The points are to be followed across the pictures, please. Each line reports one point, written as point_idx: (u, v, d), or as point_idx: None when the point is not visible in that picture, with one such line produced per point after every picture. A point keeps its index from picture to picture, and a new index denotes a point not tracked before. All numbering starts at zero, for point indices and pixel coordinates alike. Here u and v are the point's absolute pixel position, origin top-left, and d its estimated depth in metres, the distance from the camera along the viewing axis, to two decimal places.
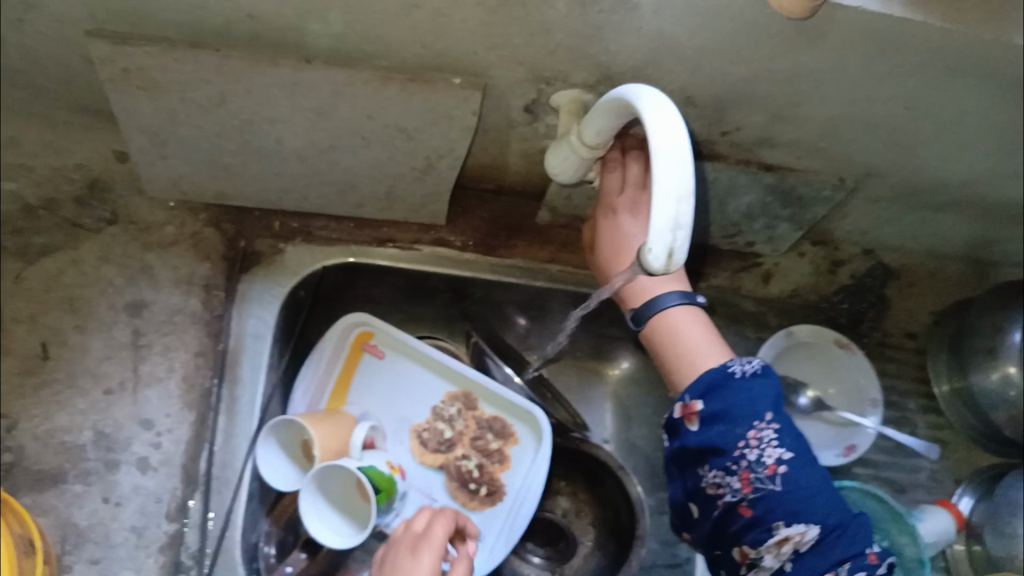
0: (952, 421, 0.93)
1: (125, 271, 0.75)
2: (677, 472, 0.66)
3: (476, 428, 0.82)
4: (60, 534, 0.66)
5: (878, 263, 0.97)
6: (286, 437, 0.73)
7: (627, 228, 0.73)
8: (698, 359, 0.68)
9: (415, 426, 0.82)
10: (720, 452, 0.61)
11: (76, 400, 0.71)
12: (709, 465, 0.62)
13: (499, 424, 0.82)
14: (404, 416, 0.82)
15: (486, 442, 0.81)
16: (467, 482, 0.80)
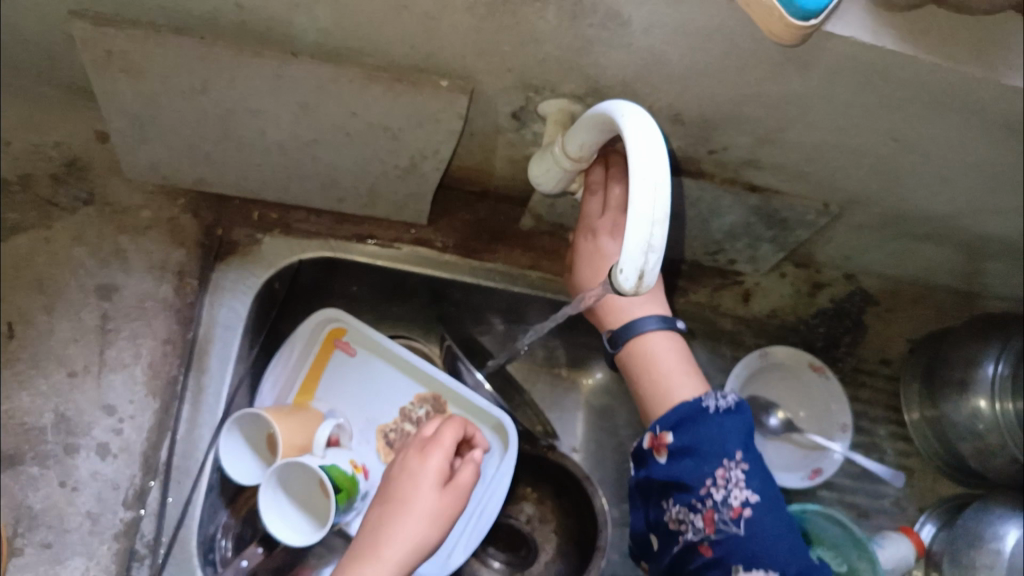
0: (919, 449, 0.94)
1: (98, 254, 0.74)
2: (642, 501, 0.67)
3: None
4: (14, 517, 0.67)
5: (857, 289, 0.97)
6: (251, 431, 0.73)
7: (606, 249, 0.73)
8: (671, 388, 0.69)
9: (382, 426, 0.81)
10: (686, 487, 0.62)
11: (40, 381, 0.71)
12: (674, 499, 0.63)
13: None
14: (372, 415, 0.81)
15: None
16: None
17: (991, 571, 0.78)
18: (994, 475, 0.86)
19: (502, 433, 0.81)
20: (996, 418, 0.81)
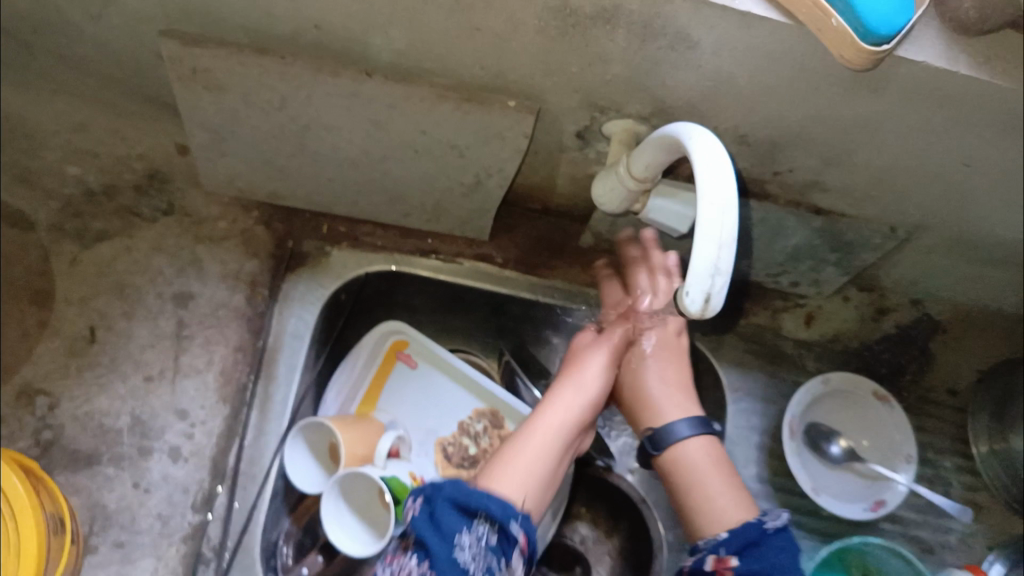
0: (988, 482, 0.90)
1: (175, 262, 0.77)
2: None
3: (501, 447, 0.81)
4: (89, 515, 0.68)
5: (925, 314, 0.95)
6: (314, 440, 0.74)
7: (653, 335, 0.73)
8: (717, 506, 0.65)
9: (441, 439, 0.82)
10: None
11: (118, 384, 0.73)
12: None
13: None
14: (433, 428, 0.82)
15: None
16: None
17: None
18: None
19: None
20: None
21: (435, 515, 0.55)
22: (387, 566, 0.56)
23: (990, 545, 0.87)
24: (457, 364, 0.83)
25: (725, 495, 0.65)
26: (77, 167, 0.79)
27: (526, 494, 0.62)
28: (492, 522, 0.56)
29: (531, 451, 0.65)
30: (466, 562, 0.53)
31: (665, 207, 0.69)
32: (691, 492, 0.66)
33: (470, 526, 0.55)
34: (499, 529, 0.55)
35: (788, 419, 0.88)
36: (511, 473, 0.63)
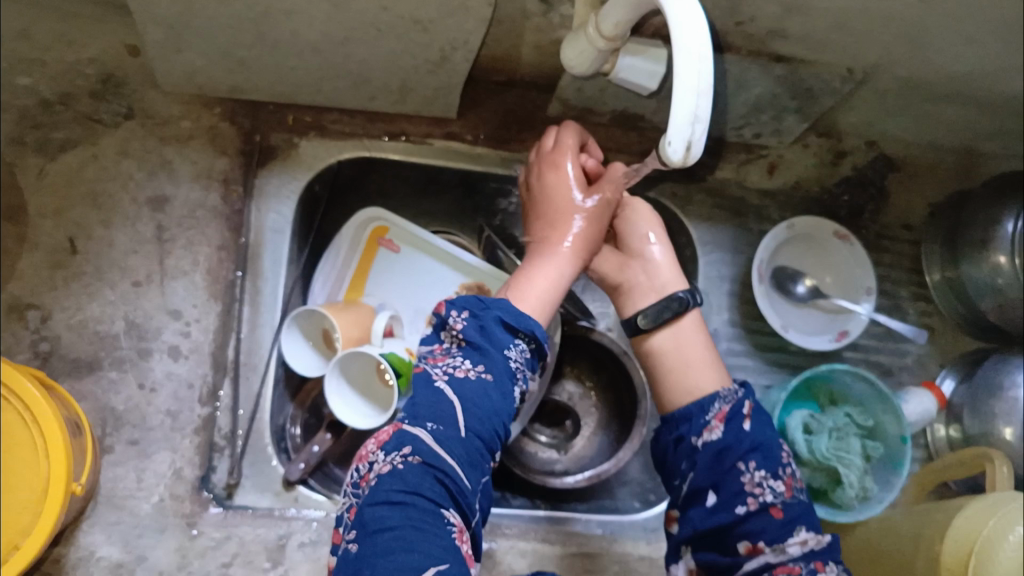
0: (941, 308, 0.97)
1: (145, 166, 0.77)
2: (714, 462, 0.64)
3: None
4: (100, 418, 0.71)
5: (878, 156, 0.98)
6: (314, 334, 0.78)
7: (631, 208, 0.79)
8: (713, 369, 0.71)
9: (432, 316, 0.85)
10: (771, 459, 0.64)
11: (106, 292, 0.74)
12: (754, 464, 0.63)
13: None
14: (423, 307, 0.85)
15: None
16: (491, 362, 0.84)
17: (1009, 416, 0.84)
18: (1015, 327, 0.89)
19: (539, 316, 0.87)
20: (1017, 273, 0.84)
21: (485, 326, 0.61)
22: (432, 361, 0.61)
23: (943, 362, 0.96)
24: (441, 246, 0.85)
25: (715, 367, 0.71)
26: (25, 76, 0.75)
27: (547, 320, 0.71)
28: (531, 341, 0.63)
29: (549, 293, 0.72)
30: (513, 366, 0.61)
31: (634, 65, 0.70)
32: (686, 360, 0.71)
33: (513, 340, 0.62)
34: (535, 346, 0.63)
35: (756, 265, 0.91)
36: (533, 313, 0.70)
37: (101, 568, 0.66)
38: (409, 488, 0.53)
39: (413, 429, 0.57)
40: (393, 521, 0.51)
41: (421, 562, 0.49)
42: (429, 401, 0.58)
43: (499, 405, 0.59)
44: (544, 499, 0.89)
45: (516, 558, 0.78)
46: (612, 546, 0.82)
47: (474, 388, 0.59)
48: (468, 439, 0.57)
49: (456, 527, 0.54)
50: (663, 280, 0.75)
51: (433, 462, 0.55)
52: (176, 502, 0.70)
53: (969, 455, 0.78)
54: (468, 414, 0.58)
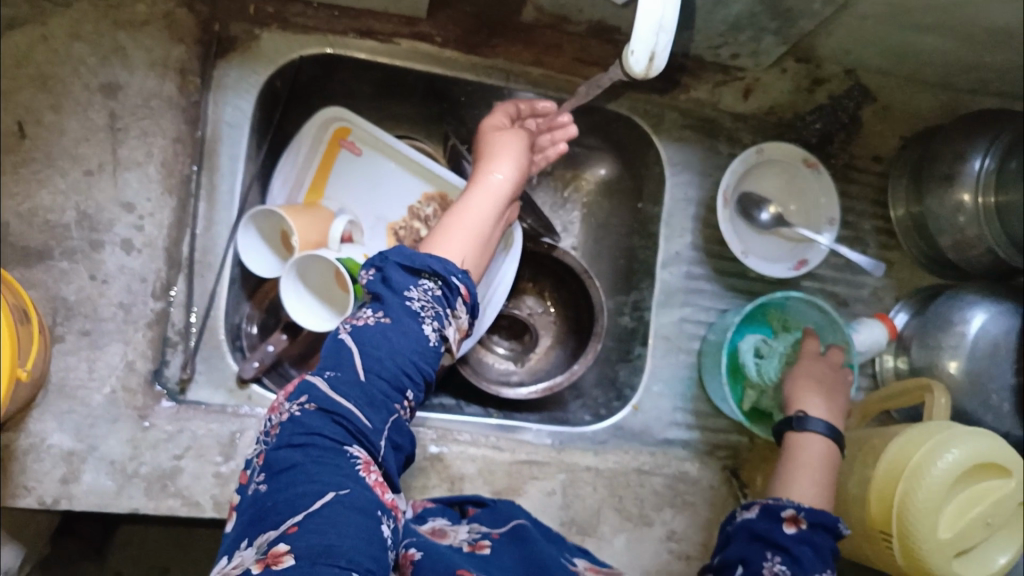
0: (901, 243, 0.98)
1: (98, 50, 0.74)
2: (744, 540, 0.67)
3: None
4: (51, 308, 0.70)
5: (856, 84, 0.96)
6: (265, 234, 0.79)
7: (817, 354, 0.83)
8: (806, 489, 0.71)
9: (392, 224, 0.87)
10: (802, 563, 0.63)
11: (56, 180, 0.72)
12: (778, 559, 0.64)
13: None
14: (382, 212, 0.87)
15: None
16: None
17: (954, 350, 0.86)
18: (970, 263, 0.91)
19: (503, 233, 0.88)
20: (978, 212, 0.84)
21: (387, 275, 0.59)
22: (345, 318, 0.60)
23: (897, 295, 0.98)
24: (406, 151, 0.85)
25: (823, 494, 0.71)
26: None
27: (464, 258, 0.66)
28: (436, 278, 0.61)
29: (472, 219, 0.69)
30: (416, 307, 0.58)
31: None
32: (795, 469, 0.73)
33: (416, 282, 0.60)
34: (442, 283, 0.60)
35: (722, 190, 0.90)
36: (451, 239, 0.67)
37: (53, 455, 0.68)
38: (310, 427, 0.54)
39: (315, 376, 0.57)
40: (294, 460, 0.52)
41: (320, 494, 0.50)
42: (332, 351, 0.58)
43: (403, 347, 0.57)
44: (497, 408, 0.92)
45: (467, 464, 0.81)
46: (560, 456, 0.84)
47: (373, 333, 0.57)
48: (367, 382, 0.56)
49: (362, 460, 0.54)
50: (797, 405, 0.78)
51: (330, 407, 0.54)
52: (129, 395, 0.71)
53: (911, 387, 0.80)
54: (367, 358, 0.56)
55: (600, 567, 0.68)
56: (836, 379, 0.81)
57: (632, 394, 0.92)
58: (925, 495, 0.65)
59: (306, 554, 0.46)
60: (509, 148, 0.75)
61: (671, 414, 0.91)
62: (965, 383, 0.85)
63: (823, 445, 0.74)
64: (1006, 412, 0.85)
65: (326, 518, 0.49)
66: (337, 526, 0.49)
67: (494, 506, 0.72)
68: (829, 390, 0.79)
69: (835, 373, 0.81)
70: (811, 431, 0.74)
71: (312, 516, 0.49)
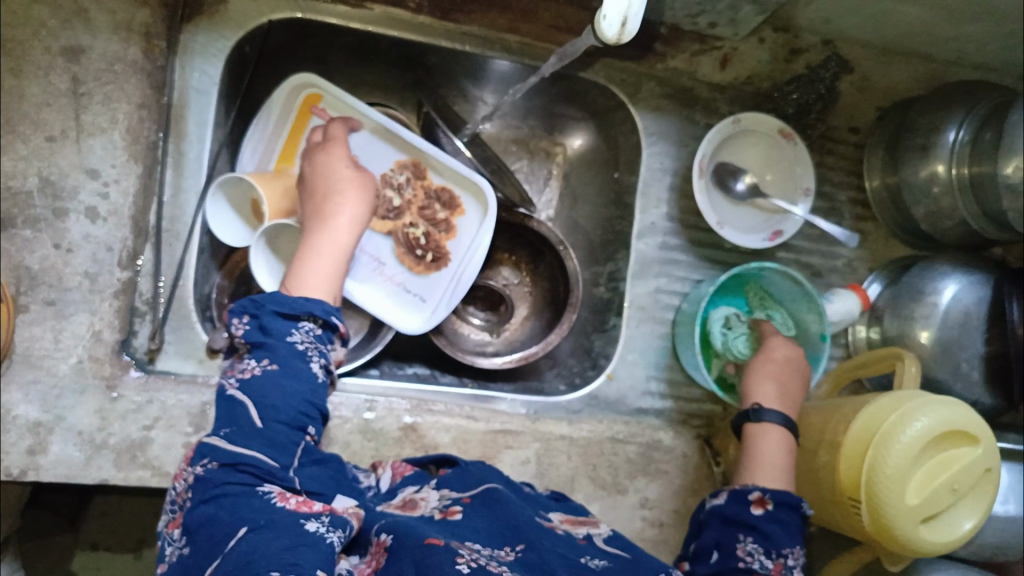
0: (875, 214, 0.99)
1: (58, 12, 0.71)
2: (718, 525, 0.69)
3: (425, 198, 0.88)
4: (14, 277, 0.69)
5: (833, 54, 0.95)
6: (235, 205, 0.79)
7: (775, 343, 0.83)
8: (763, 475, 0.72)
9: None
10: (772, 539, 0.65)
11: (18, 146, 0.70)
12: (752, 538, 0.66)
13: (448, 197, 0.89)
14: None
15: (434, 211, 0.89)
16: (414, 249, 0.88)
17: (927, 321, 0.87)
18: (943, 234, 0.91)
19: (479, 198, 0.89)
20: (952, 182, 0.84)
21: (262, 324, 0.62)
22: (227, 373, 0.62)
23: (871, 266, 0.98)
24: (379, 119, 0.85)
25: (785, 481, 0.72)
26: None
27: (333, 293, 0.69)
28: (315, 319, 0.65)
29: (332, 238, 0.71)
30: (300, 347, 0.62)
31: None
32: (757, 460, 0.74)
33: (297, 325, 0.63)
34: (322, 323, 0.65)
35: (698, 159, 0.89)
36: (320, 277, 0.68)
37: (19, 426, 0.68)
38: (218, 481, 0.54)
39: (210, 439, 0.58)
40: (207, 513, 0.52)
41: (232, 531, 0.51)
42: (225, 410, 0.59)
43: (294, 389, 0.61)
44: (472, 378, 0.92)
45: (440, 433, 0.80)
46: (535, 426, 0.84)
47: (262, 382, 0.60)
48: (266, 428, 0.58)
49: (276, 493, 0.55)
50: (753, 397, 0.79)
51: (230, 460, 0.55)
52: (96, 364, 0.70)
53: (882, 355, 0.81)
54: (262, 407, 0.59)
55: (576, 518, 0.69)
56: (793, 367, 0.81)
57: (607, 363, 0.92)
58: (894, 461, 0.66)
59: (232, 566, 0.47)
60: (336, 157, 0.77)
61: (645, 383, 0.91)
62: (935, 352, 0.85)
63: (778, 435, 0.75)
64: (975, 379, 0.86)
65: (246, 546, 0.49)
66: (257, 543, 0.49)
67: (466, 467, 0.71)
68: (785, 381, 0.80)
69: (796, 365, 0.81)
70: (766, 422, 0.76)
71: (231, 551, 0.49)
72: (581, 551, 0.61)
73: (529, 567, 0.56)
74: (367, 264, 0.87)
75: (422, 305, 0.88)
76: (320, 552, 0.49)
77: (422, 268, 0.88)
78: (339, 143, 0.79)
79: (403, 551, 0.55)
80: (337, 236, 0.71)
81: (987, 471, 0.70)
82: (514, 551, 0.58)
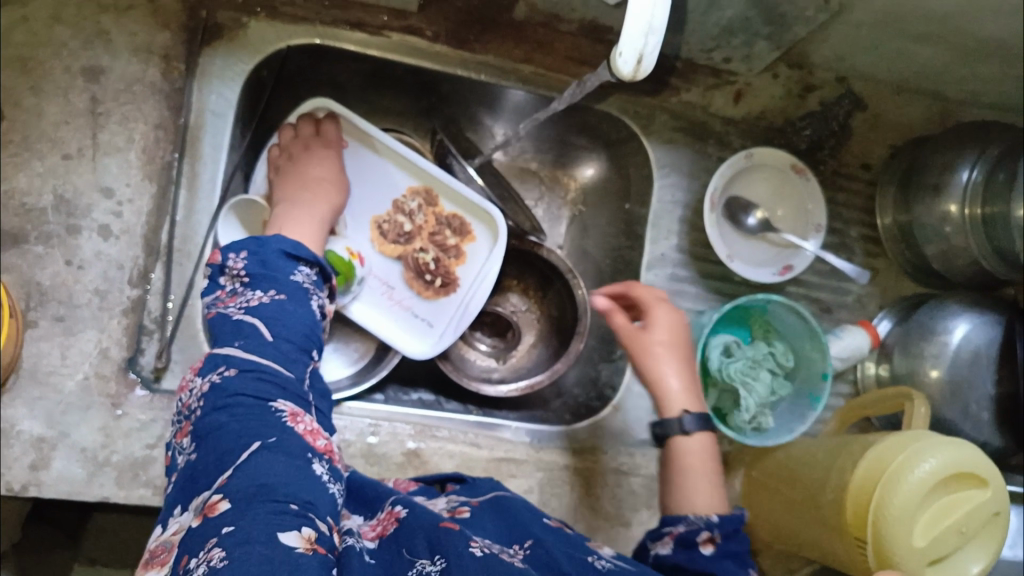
0: (887, 251, 0.98)
1: (80, 33, 0.73)
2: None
3: (436, 224, 0.88)
4: (25, 292, 0.71)
5: (847, 92, 0.95)
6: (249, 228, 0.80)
7: (659, 312, 0.78)
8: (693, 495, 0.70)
9: (376, 217, 0.88)
10: None
11: (35, 162, 0.72)
12: None
13: (458, 223, 0.89)
14: (365, 207, 0.87)
15: (444, 237, 0.89)
16: (422, 274, 0.88)
17: (936, 359, 0.86)
18: (955, 273, 0.91)
19: (491, 227, 0.89)
20: (964, 221, 0.84)
21: (268, 259, 0.64)
22: (223, 303, 0.62)
23: (882, 303, 0.98)
24: (395, 146, 0.86)
25: (715, 491, 0.71)
26: None
27: None
28: (313, 265, 0.67)
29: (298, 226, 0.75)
30: (303, 285, 0.65)
31: None
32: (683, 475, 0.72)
33: (297, 267, 0.66)
34: (319, 270, 0.68)
35: (709, 194, 0.90)
36: None
37: (23, 441, 0.68)
38: (233, 391, 0.56)
39: (224, 350, 0.59)
40: (220, 421, 0.55)
41: (247, 445, 0.53)
42: (231, 328, 0.60)
43: (300, 318, 0.63)
44: (477, 406, 0.91)
45: (444, 460, 0.80)
46: (539, 455, 0.84)
47: (273, 310, 0.61)
48: (275, 342, 0.60)
49: (288, 412, 0.57)
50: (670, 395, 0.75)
51: (249, 368, 0.57)
52: (101, 382, 0.71)
53: (891, 394, 0.80)
54: (271, 328, 0.61)
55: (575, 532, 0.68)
56: (682, 350, 0.77)
57: (613, 395, 0.91)
58: (901, 500, 0.65)
59: (245, 488, 0.50)
60: (328, 160, 0.82)
61: (651, 415, 0.90)
62: (946, 391, 0.84)
63: (699, 444, 0.73)
64: (984, 421, 0.85)
65: (259, 462, 0.52)
66: (271, 464, 0.52)
67: (473, 482, 0.70)
68: (692, 374, 0.77)
69: (669, 342, 0.77)
70: (688, 432, 0.73)
71: (241, 467, 0.51)
72: (589, 552, 0.60)
73: (539, 564, 0.56)
74: (377, 289, 0.88)
75: (431, 330, 0.88)
76: (324, 496, 0.53)
77: (430, 292, 0.88)
78: (334, 149, 0.83)
79: (417, 529, 0.56)
80: (311, 223, 0.76)
81: (997, 516, 0.69)
82: (523, 547, 0.58)
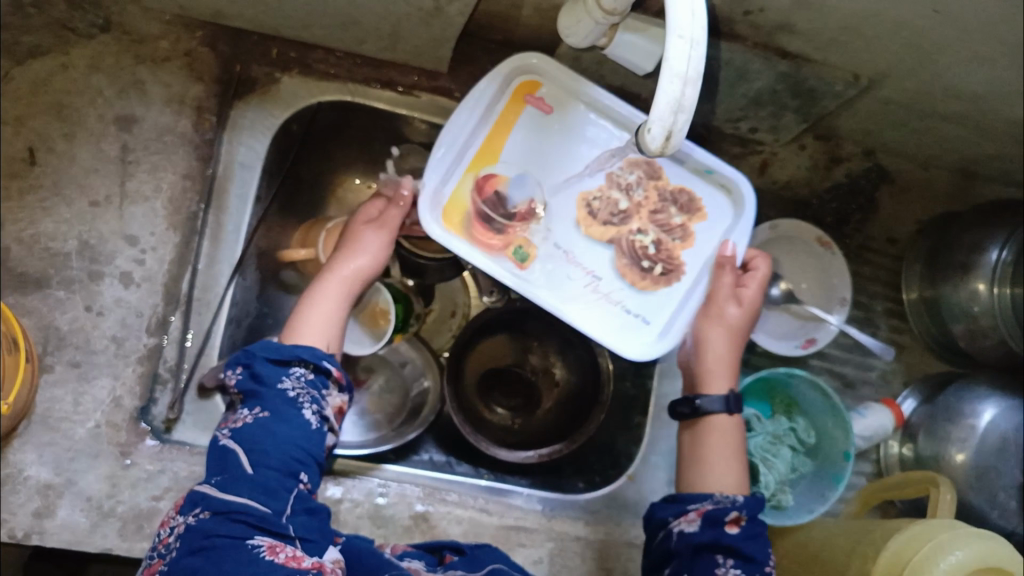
0: (913, 327, 0.96)
1: (116, 82, 0.75)
2: (689, 557, 0.64)
3: (657, 201, 0.79)
4: (43, 336, 0.71)
5: (875, 166, 0.94)
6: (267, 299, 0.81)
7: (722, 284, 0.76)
8: (714, 477, 0.70)
9: (584, 195, 0.77)
10: (752, 564, 0.63)
11: (62, 209, 0.73)
12: (731, 563, 0.62)
13: (684, 199, 0.79)
14: (574, 185, 0.78)
15: (667, 216, 0.79)
16: (639, 259, 0.77)
17: (962, 444, 0.83)
18: (982, 354, 0.88)
19: (728, 202, 0.80)
20: (993, 302, 0.82)
21: (255, 372, 0.64)
22: (221, 425, 0.63)
23: (906, 381, 0.95)
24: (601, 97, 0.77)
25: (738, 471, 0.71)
26: None
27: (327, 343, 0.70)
28: (306, 364, 0.66)
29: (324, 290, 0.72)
30: (291, 395, 0.63)
31: (631, 43, 0.66)
32: (707, 457, 0.72)
33: (287, 371, 0.64)
34: (313, 368, 0.66)
35: None
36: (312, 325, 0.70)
37: (30, 487, 0.68)
38: (207, 532, 0.53)
39: (201, 488, 0.57)
40: (194, 565, 0.52)
41: None
42: (216, 458, 0.60)
43: (286, 435, 0.61)
44: (489, 469, 0.88)
45: (452, 524, 0.78)
46: (550, 524, 0.81)
47: (254, 429, 0.60)
48: (256, 472, 0.58)
49: (266, 546, 0.54)
50: (714, 369, 0.75)
51: (223, 510, 0.55)
52: (113, 430, 0.70)
53: (916, 478, 0.77)
54: (253, 452, 0.59)
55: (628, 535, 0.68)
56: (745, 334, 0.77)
57: (629, 463, 0.89)
58: None
59: None
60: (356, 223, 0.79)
61: (666, 487, 0.87)
62: (972, 477, 0.82)
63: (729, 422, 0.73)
64: (1012, 510, 0.82)
65: None
66: None
67: (473, 554, 0.68)
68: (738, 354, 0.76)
69: (744, 328, 0.77)
70: (717, 411, 0.73)
71: None
72: None
73: None
74: (581, 279, 0.76)
75: (648, 327, 0.76)
76: None
77: (648, 282, 0.77)
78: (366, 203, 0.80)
79: None
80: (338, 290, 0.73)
81: None
82: None
